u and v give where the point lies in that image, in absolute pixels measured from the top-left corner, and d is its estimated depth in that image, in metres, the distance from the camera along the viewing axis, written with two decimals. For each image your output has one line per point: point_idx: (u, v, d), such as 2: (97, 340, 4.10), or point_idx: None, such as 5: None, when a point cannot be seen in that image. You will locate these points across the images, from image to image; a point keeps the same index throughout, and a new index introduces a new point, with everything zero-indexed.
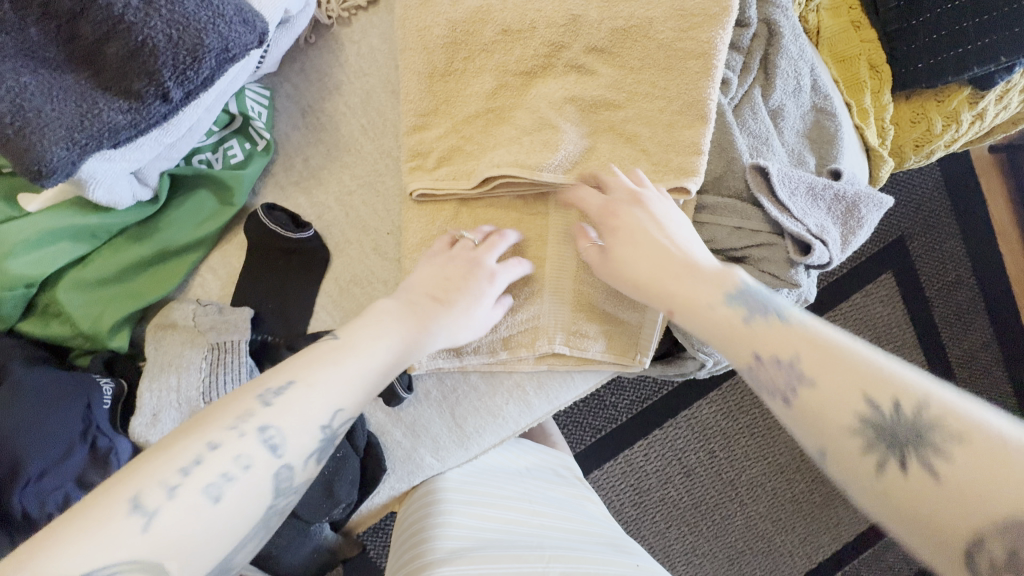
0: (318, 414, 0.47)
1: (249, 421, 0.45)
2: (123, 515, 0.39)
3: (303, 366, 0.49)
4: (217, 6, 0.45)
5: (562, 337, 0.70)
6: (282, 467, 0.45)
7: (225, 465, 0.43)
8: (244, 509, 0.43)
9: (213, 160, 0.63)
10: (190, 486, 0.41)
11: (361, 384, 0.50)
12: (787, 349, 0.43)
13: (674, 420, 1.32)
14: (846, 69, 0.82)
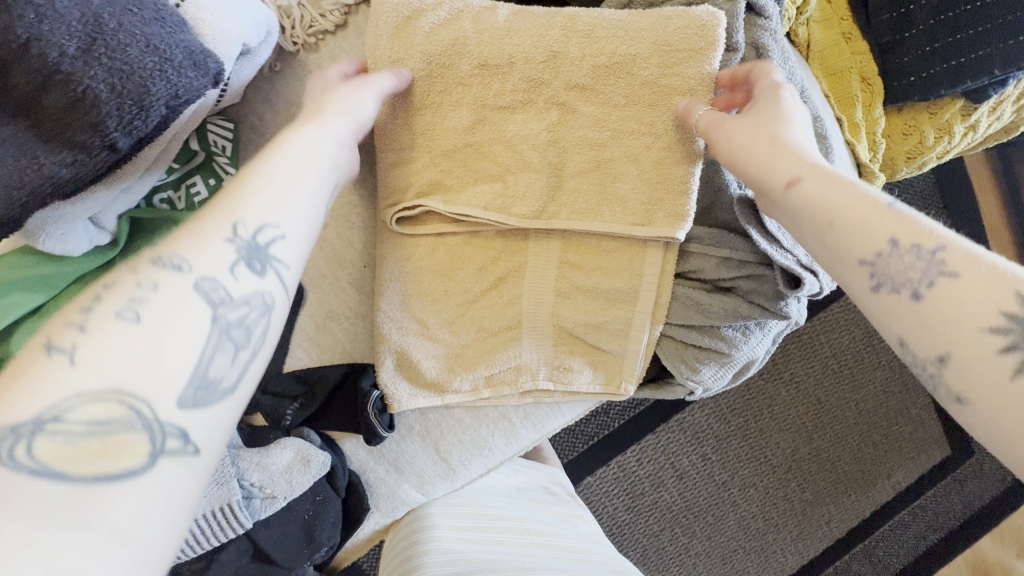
0: (237, 265, 0.39)
1: (147, 257, 0.38)
2: (41, 358, 0.33)
3: (236, 209, 0.41)
4: (163, 51, 0.42)
5: (546, 371, 0.70)
6: (202, 277, 0.38)
7: (134, 289, 0.36)
8: (182, 322, 0.36)
9: (175, 198, 0.60)
10: (102, 312, 0.35)
11: (271, 192, 0.43)
12: (923, 317, 0.41)
13: (666, 425, 1.31)
14: (835, 83, 0.79)
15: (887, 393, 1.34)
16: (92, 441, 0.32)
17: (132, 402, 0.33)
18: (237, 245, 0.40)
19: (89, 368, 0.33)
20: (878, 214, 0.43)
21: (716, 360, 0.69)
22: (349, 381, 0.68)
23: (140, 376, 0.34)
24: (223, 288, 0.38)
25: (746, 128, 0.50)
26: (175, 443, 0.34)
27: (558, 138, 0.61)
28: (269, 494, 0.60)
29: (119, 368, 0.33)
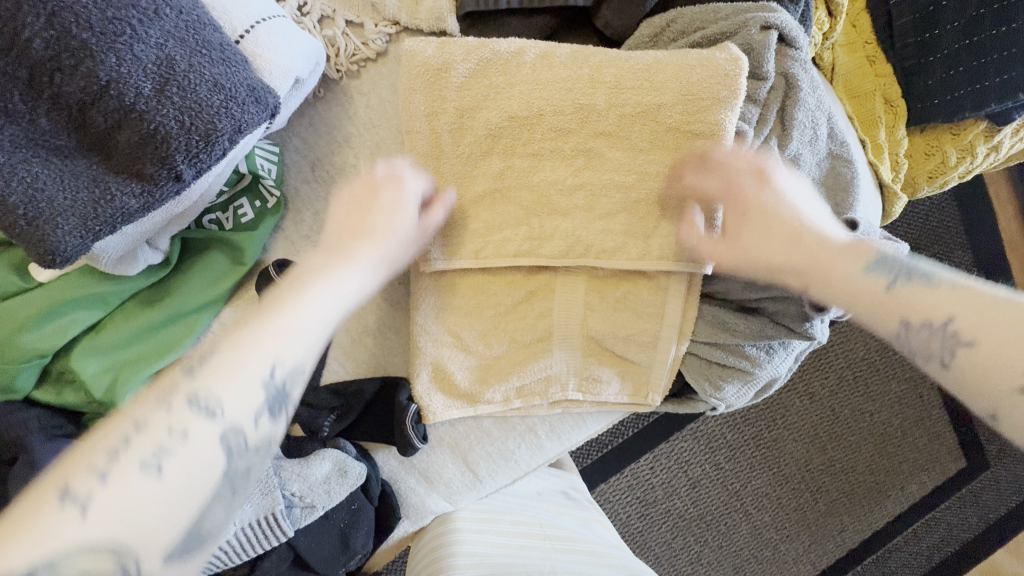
0: (258, 368, 0.46)
1: (183, 397, 0.43)
2: (54, 509, 0.38)
3: (233, 340, 0.46)
4: (228, 89, 0.44)
5: (575, 382, 0.72)
6: (228, 432, 0.44)
7: (158, 439, 0.42)
8: (190, 484, 0.42)
9: (223, 219, 0.63)
10: (132, 459, 0.41)
11: (310, 341, 0.49)
12: (943, 310, 0.49)
13: (681, 433, 1.32)
14: (860, 105, 0.80)
15: (902, 403, 1.35)
16: (103, 545, 0.38)
17: (120, 557, 0.38)
18: (270, 397, 0.46)
19: (104, 518, 0.39)
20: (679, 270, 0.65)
21: (739, 378, 0.71)
22: (381, 392, 0.70)
23: (167, 492, 0.41)
24: (249, 427, 0.45)
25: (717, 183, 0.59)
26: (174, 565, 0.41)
27: (588, 193, 0.63)
28: (309, 504, 0.62)
29: (246, 366, 0.45)
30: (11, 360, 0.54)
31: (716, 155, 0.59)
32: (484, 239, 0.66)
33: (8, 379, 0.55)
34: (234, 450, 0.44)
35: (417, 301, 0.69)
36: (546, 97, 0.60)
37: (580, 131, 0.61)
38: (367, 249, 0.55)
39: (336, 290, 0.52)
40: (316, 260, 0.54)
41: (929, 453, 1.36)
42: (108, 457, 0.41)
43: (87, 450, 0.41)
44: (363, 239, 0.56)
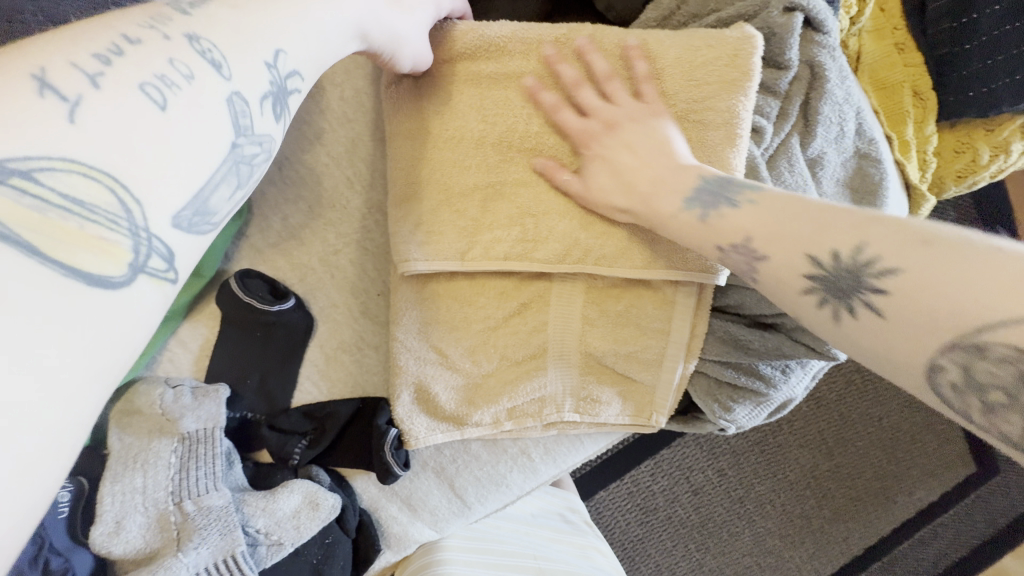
0: (259, 48, 0.37)
1: (173, 28, 0.35)
2: (30, 94, 0.28)
3: (233, 5, 0.38)
4: None
5: (571, 403, 0.65)
6: (236, 95, 0.36)
7: (162, 66, 0.33)
8: (201, 122, 0.33)
9: None
10: (123, 75, 0.31)
11: (307, 28, 0.40)
12: (859, 236, 0.37)
13: (683, 440, 1.26)
14: (887, 97, 0.73)
15: (913, 408, 1.29)
16: (68, 219, 0.28)
17: (124, 197, 0.30)
18: (270, 76, 0.38)
19: (89, 134, 0.29)
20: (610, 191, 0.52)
21: (752, 399, 0.64)
22: (358, 415, 0.64)
23: (144, 151, 0.31)
24: (242, 68, 0.36)
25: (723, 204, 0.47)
26: (159, 263, 0.32)
27: (592, 190, 0.56)
28: (276, 541, 0.56)
29: (245, 31, 0.37)
30: None
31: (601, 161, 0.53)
32: (472, 240, 0.59)
33: None
34: (241, 127, 0.36)
35: (398, 314, 0.63)
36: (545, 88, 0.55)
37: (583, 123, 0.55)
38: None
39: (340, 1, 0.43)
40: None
41: (940, 459, 1.30)
42: (87, 45, 0.32)
43: (56, 40, 0.31)
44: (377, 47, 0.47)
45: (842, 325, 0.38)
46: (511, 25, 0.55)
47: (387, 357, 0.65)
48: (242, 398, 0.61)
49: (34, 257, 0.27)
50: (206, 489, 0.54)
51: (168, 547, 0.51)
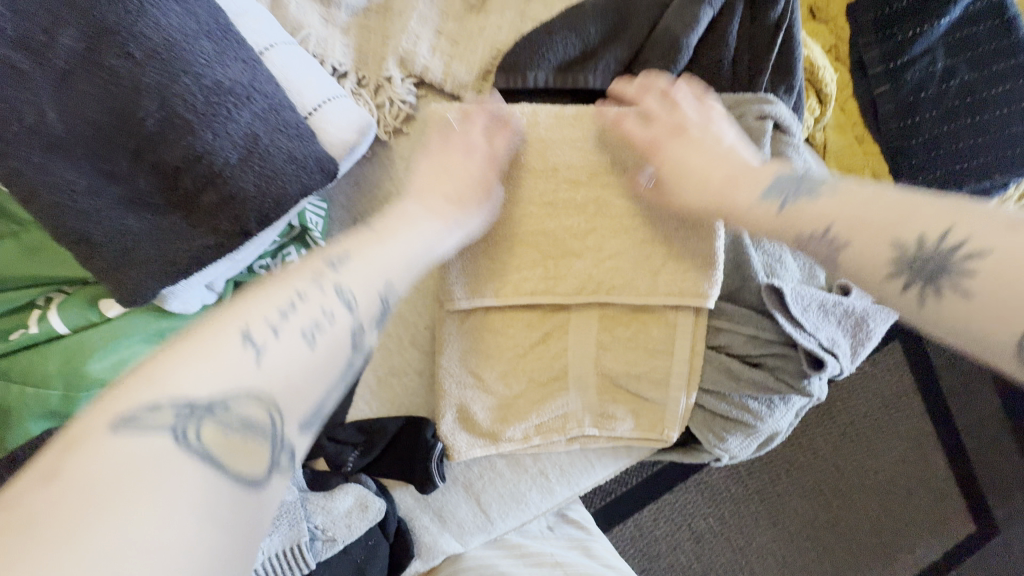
0: (377, 282, 0.47)
1: (327, 278, 0.45)
2: (236, 345, 0.38)
3: (362, 244, 0.49)
4: (300, 161, 0.51)
5: (591, 419, 0.76)
6: (358, 326, 0.45)
7: (316, 311, 0.43)
8: (329, 367, 0.42)
9: (272, 264, 0.68)
10: (290, 328, 0.41)
11: (409, 268, 0.51)
12: (823, 219, 0.48)
13: (684, 483, 1.33)
14: (850, 178, 0.88)
15: (904, 459, 1.36)
16: (235, 435, 0.36)
17: (276, 416, 0.38)
18: (381, 303, 0.47)
19: (266, 372, 0.39)
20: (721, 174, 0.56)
21: (742, 430, 0.75)
22: (402, 431, 0.74)
23: (301, 382, 0.40)
24: (366, 308, 0.45)
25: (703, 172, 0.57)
26: (287, 461, 0.39)
27: (598, 237, 0.67)
28: (330, 537, 0.66)
29: (364, 276, 0.47)
30: (77, 389, 0.58)
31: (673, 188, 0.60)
32: (501, 280, 0.70)
33: (69, 407, 0.58)
34: (358, 351, 0.45)
35: (442, 346, 0.74)
36: (559, 156, 0.64)
37: (589, 183, 0.65)
38: (433, 201, 0.57)
39: (426, 231, 0.54)
40: (414, 209, 0.55)
41: (934, 512, 1.35)
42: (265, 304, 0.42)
43: (251, 300, 0.42)
44: (453, 207, 0.58)
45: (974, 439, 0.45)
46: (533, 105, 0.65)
47: (430, 382, 0.77)
48: None
49: (215, 469, 0.35)
50: None
51: None
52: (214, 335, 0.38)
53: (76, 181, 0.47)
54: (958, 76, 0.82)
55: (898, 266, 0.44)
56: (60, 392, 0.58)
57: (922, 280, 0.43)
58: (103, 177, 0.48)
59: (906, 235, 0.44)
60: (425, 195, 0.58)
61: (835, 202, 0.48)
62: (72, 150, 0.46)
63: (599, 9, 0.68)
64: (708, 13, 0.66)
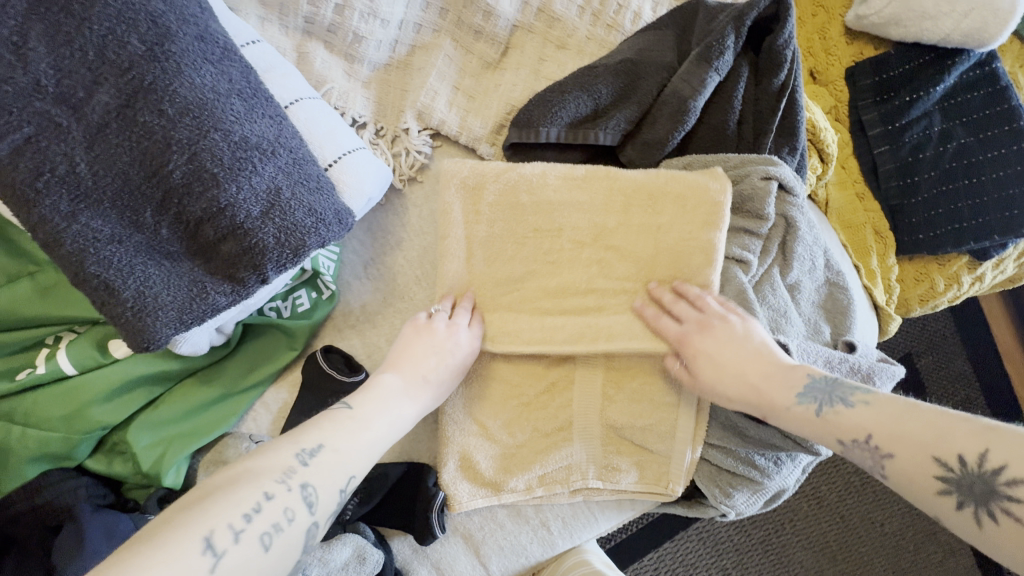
0: (340, 478, 0.51)
1: (296, 476, 0.49)
2: (197, 552, 0.42)
3: (331, 430, 0.53)
4: (319, 212, 0.53)
5: (595, 471, 0.75)
6: (314, 522, 0.49)
7: (278, 514, 0.47)
8: (287, 553, 0.47)
9: (282, 307, 0.69)
10: (250, 532, 0.45)
11: (374, 455, 0.56)
12: (858, 428, 0.51)
13: (686, 532, 1.29)
14: (852, 235, 0.89)
15: (910, 512, 1.33)
16: None
17: None
18: (341, 496, 0.51)
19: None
20: (756, 364, 0.60)
21: (748, 486, 0.74)
22: (405, 477, 0.73)
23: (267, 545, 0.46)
24: (324, 511, 0.49)
25: (730, 358, 0.61)
26: None
27: (600, 296, 0.69)
28: None
29: (328, 470, 0.51)
30: (79, 430, 0.58)
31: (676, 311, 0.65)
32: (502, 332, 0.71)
33: (69, 448, 0.58)
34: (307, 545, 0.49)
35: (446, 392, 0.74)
36: (566, 218, 0.68)
37: (593, 244, 0.69)
38: (410, 373, 0.62)
39: (392, 386, 0.61)
40: (391, 382, 0.61)
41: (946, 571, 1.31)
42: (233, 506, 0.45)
43: (218, 501, 0.45)
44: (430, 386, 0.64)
45: (985, 531, 0.44)
46: (543, 166, 0.69)
47: (434, 427, 0.76)
48: None
49: None
50: None
51: None
52: (178, 541, 0.42)
53: (101, 229, 0.48)
54: (955, 139, 0.85)
55: (948, 485, 0.45)
56: (63, 432, 0.58)
57: (976, 501, 0.44)
58: (126, 226, 0.49)
59: (945, 453, 0.45)
60: (404, 364, 0.63)
61: (865, 413, 0.52)
62: (101, 200, 0.48)
63: (611, 70, 0.71)
64: (715, 77, 0.68)
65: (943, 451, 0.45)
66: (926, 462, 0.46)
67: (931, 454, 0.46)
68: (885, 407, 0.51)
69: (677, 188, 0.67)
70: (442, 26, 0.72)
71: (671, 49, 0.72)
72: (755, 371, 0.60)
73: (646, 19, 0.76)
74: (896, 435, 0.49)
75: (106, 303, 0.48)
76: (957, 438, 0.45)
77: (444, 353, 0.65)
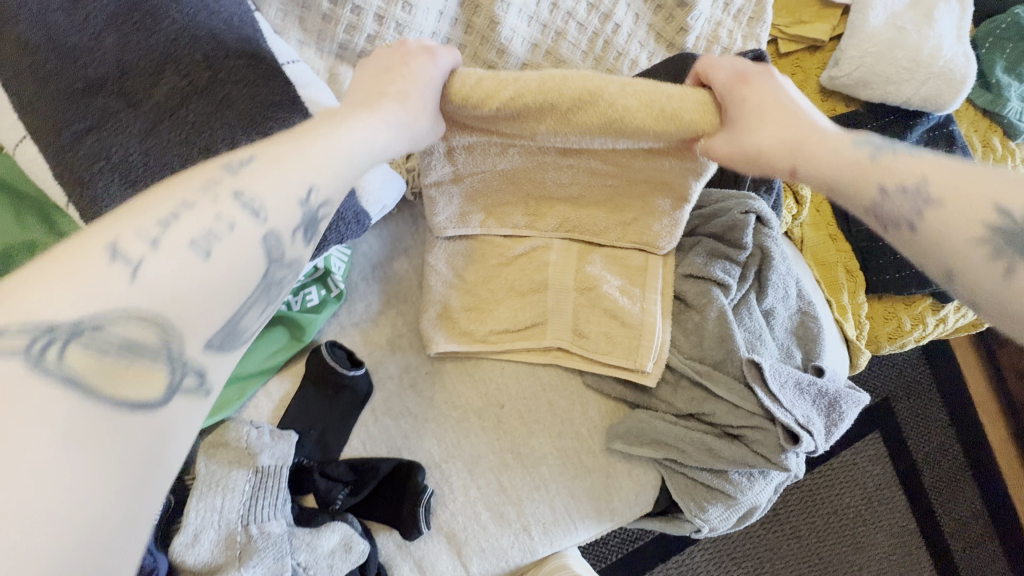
0: (296, 186, 0.45)
1: (224, 184, 0.43)
2: (103, 259, 0.37)
3: (271, 145, 0.46)
4: (341, 214, 0.61)
5: (576, 472, 0.81)
6: (269, 233, 0.44)
7: (211, 220, 0.41)
8: (68, 474, 0.33)
9: (293, 301, 0.73)
10: (62, 338, 0.35)
11: (337, 169, 0.48)
12: (915, 175, 0.50)
13: (665, 565, 1.27)
14: (825, 272, 0.96)
15: (888, 557, 1.33)
16: None
17: None
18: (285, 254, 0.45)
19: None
20: (820, 137, 0.55)
21: (721, 501, 0.78)
22: (394, 474, 0.76)
23: (82, 448, 0.34)
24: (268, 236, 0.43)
25: (773, 126, 0.57)
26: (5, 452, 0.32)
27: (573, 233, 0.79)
28: None
29: (167, 300, 0.39)
30: None
31: (751, 92, 0.59)
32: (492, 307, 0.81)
33: None
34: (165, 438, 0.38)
35: (446, 387, 0.81)
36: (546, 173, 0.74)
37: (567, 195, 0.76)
38: (371, 89, 0.56)
39: (370, 129, 0.52)
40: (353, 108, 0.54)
41: None
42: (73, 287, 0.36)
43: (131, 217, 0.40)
44: (399, 100, 0.55)
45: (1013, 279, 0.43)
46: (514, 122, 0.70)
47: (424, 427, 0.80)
48: (304, 446, 0.74)
49: None
50: (267, 517, 0.65)
51: (230, 564, 0.61)
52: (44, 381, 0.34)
53: None
54: None
55: (992, 246, 0.44)
56: None
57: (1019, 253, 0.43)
58: None
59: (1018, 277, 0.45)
60: (391, 98, 0.56)
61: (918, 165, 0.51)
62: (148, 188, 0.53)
63: None
64: None
65: (1007, 199, 0.45)
66: (975, 220, 0.46)
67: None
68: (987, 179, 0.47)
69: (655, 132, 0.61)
70: (459, 58, 0.79)
71: None
72: (815, 140, 0.55)
73: (641, 66, 0.85)
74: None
75: None
76: (1003, 192, 0.45)
77: (377, 139, 0.53)
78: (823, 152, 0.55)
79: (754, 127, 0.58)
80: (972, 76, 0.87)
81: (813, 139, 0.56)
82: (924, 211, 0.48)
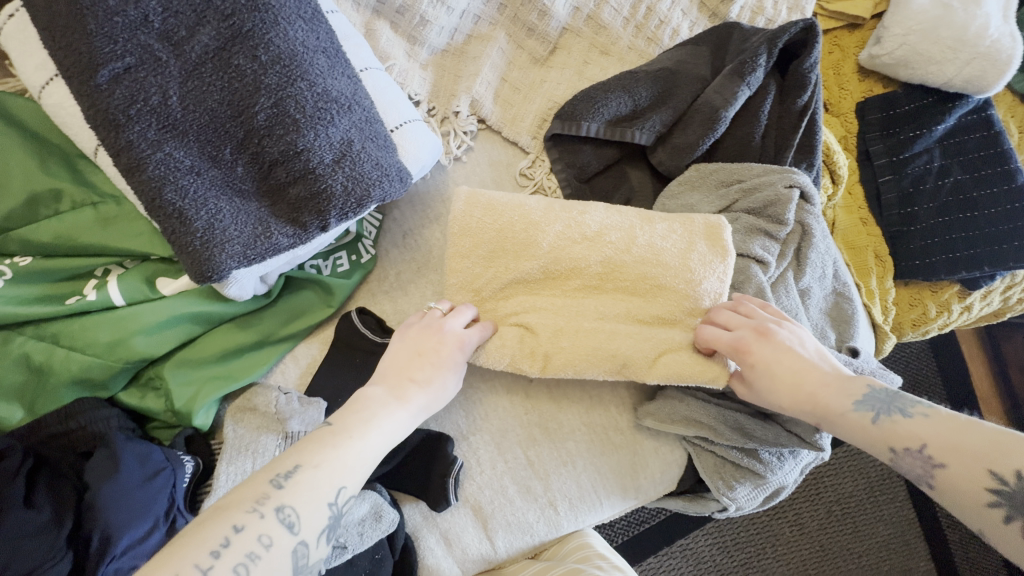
0: (327, 491, 0.49)
1: (269, 501, 0.47)
2: None
3: (310, 448, 0.51)
4: (384, 168, 0.56)
5: (603, 448, 0.80)
6: (300, 542, 0.47)
7: (251, 543, 0.45)
8: None
9: (322, 266, 0.71)
10: (222, 567, 0.43)
11: (367, 462, 0.53)
12: (916, 437, 0.49)
13: (669, 548, 1.27)
14: (855, 256, 0.95)
15: (889, 548, 1.34)
16: None
17: None
18: (330, 510, 0.49)
19: None
20: (835, 390, 0.55)
21: (750, 480, 0.77)
22: (423, 445, 0.74)
23: None
24: (310, 531, 0.48)
25: (785, 369, 0.59)
26: None
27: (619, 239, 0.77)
28: (341, 545, 0.64)
29: None
30: (121, 359, 0.59)
31: (721, 317, 0.65)
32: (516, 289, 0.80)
33: (106, 376, 0.59)
34: (298, 567, 0.47)
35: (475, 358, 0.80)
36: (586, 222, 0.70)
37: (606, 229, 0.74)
38: (398, 379, 0.60)
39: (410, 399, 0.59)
40: (379, 393, 0.58)
41: None
42: None
43: (203, 529, 0.45)
44: (420, 387, 0.60)
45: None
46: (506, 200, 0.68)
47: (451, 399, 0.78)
48: None
49: None
50: None
51: None
52: None
53: (181, 159, 0.51)
54: (952, 175, 0.92)
55: (993, 493, 0.43)
56: (104, 360, 0.59)
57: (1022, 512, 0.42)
58: (206, 160, 0.52)
59: (1003, 468, 0.43)
60: (394, 370, 0.61)
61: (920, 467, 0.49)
62: (186, 132, 0.51)
63: (651, 76, 0.77)
64: (746, 91, 0.74)
65: (1000, 465, 0.43)
66: (978, 472, 0.44)
67: (988, 468, 0.44)
68: (937, 423, 0.49)
69: (644, 274, 0.68)
70: (498, 20, 0.78)
71: (706, 63, 0.79)
72: (812, 380, 0.57)
73: (684, 35, 0.83)
74: (991, 449, 0.44)
75: (175, 231, 0.51)
76: (1016, 456, 0.43)
77: (403, 424, 0.58)
78: (821, 395, 0.56)
79: (769, 387, 0.59)
80: (1017, 58, 0.85)
81: (807, 384, 0.57)
82: (935, 473, 0.47)
